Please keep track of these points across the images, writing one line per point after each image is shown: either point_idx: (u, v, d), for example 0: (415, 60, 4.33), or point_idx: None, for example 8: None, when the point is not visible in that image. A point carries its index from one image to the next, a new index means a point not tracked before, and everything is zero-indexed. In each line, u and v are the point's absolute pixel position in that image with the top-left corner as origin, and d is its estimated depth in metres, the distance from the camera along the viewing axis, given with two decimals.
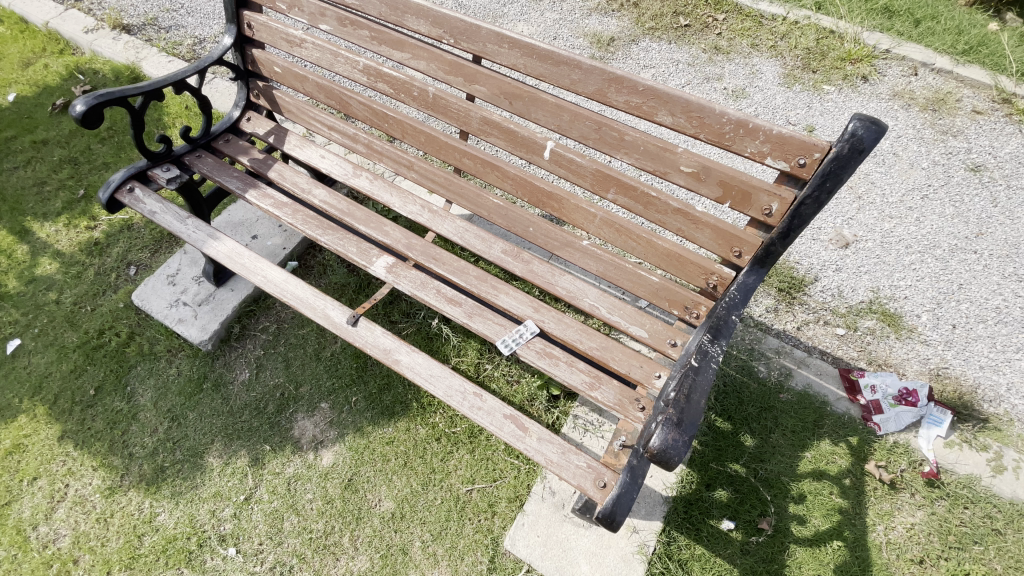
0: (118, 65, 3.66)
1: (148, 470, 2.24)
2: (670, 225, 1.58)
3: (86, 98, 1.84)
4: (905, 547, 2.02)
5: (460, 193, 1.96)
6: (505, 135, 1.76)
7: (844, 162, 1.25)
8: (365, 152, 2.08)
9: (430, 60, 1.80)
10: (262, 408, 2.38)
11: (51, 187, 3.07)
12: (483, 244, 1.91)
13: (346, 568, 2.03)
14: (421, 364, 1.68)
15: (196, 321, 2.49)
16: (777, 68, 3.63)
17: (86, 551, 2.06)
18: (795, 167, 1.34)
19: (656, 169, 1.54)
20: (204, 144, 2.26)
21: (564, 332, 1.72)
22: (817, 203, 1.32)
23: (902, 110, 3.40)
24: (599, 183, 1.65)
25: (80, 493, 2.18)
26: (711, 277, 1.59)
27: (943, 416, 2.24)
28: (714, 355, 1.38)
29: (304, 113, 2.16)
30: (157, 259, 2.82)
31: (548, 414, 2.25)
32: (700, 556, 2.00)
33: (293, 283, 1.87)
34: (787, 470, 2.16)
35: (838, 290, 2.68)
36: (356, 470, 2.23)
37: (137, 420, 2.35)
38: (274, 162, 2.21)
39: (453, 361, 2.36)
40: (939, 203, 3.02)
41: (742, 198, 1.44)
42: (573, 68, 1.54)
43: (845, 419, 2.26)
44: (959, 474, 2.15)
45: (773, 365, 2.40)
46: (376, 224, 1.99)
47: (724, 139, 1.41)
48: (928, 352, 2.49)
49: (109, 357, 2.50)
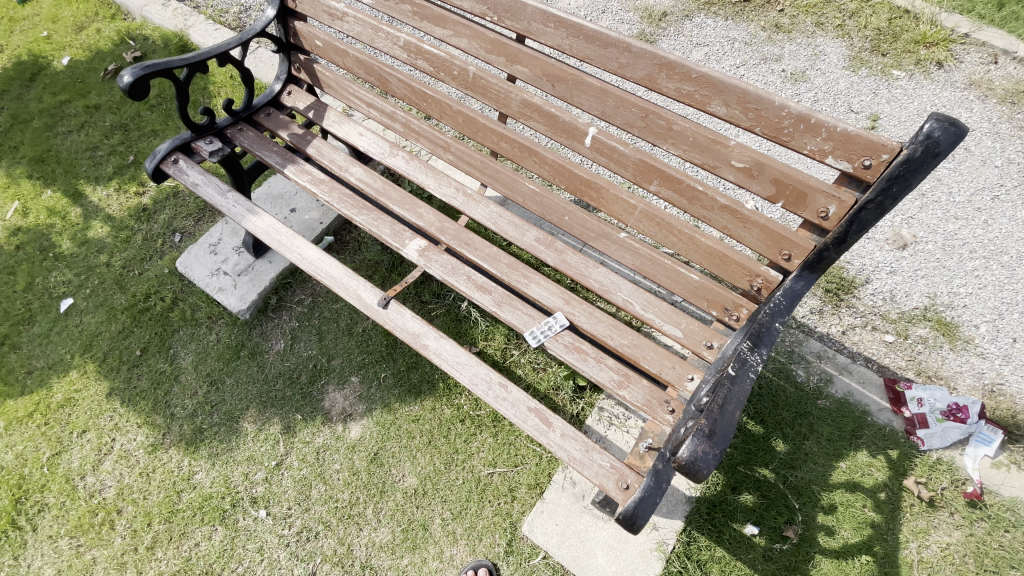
0: (166, 31, 3.72)
1: (188, 430, 2.35)
2: (716, 222, 1.50)
3: (135, 69, 1.87)
4: (938, 567, 1.93)
5: (495, 177, 1.91)
6: (545, 119, 1.69)
7: (915, 166, 1.14)
8: (402, 130, 2.05)
9: (472, 38, 1.74)
10: (296, 378, 2.45)
11: (103, 151, 3.18)
12: (517, 230, 1.87)
13: (368, 538, 2.10)
14: (449, 351, 1.67)
15: (235, 291, 2.57)
16: (842, 49, 3.37)
17: (128, 503, 2.20)
18: (859, 168, 1.24)
19: (705, 162, 1.45)
20: (246, 117, 2.28)
21: (595, 328, 1.68)
22: (880, 209, 1.22)
23: (979, 101, 3.11)
24: (642, 174, 1.57)
25: (125, 448, 2.32)
26: (755, 280, 1.50)
27: (993, 435, 2.11)
28: (754, 364, 1.30)
29: (343, 88, 2.14)
30: (200, 227, 2.90)
31: (573, 404, 2.23)
32: (720, 558, 1.97)
33: (327, 262, 1.88)
34: (818, 479, 2.09)
35: (890, 294, 2.52)
36: (382, 445, 2.28)
37: (178, 382, 2.47)
38: (313, 137, 2.20)
39: (480, 344, 2.37)
40: (1012, 205, 2.77)
41: (796, 198, 1.34)
42: (621, 51, 1.46)
43: (885, 430, 2.16)
44: (1003, 497, 2.03)
45: (813, 369, 2.30)
46: (411, 205, 1.97)
47: (782, 134, 1.31)
48: (983, 366, 2.33)
49: (154, 320, 2.61)
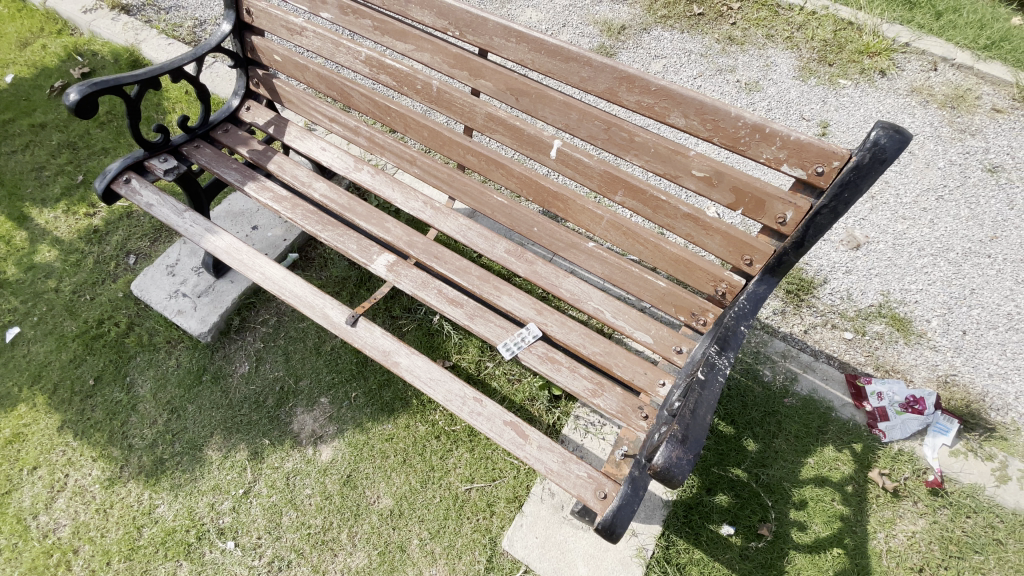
0: (117, 46, 3.58)
1: (148, 462, 2.24)
2: (680, 230, 1.53)
3: (82, 87, 1.79)
4: (905, 555, 2.02)
5: (463, 190, 1.90)
6: (511, 132, 1.69)
7: (864, 172, 1.20)
8: (366, 145, 2.02)
9: (435, 53, 1.74)
10: (262, 402, 2.37)
11: (50, 171, 3.03)
12: (486, 243, 1.86)
13: (343, 564, 2.03)
14: (421, 367, 1.64)
15: (195, 313, 2.47)
16: (792, 59, 3.52)
17: (85, 542, 2.07)
18: (813, 175, 1.29)
19: (667, 172, 1.48)
20: (202, 134, 2.21)
21: (567, 337, 1.68)
22: (834, 214, 1.27)
23: (920, 107, 3.30)
24: (607, 185, 1.59)
25: (79, 483, 2.19)
26: (720, 284, 1.53)
27: (950, 425, 2.20)
28: (722, 368, 1.33)
29: (304, 103, 2.10)
30: (156, 248, 2.79)
31: (548, 414, 2.23)
32: (699, 560, 1.99)
33: (292, 280, 1.82)
34: (788, 476, 2.15)
35: (847, 293, 2.62)
36: (355, 467, 2.22)
37: (136, 411, 2.35)
38: (274, 153, 2.15)
39: (453, 358, 2.34)
40: (954, 204, 2.94)
41: (755, 205, 1.38)
42: (583, 65, 1.48)
43: (850, 425, 2.23)
44: (963, 483, 2.12)
45: (778, 369, 2.36)
46: (377, 220, 1.94)
47: (739, 144, 1.36)
48: (937, 358, 2.44)
49: (108, 347, 2.48)
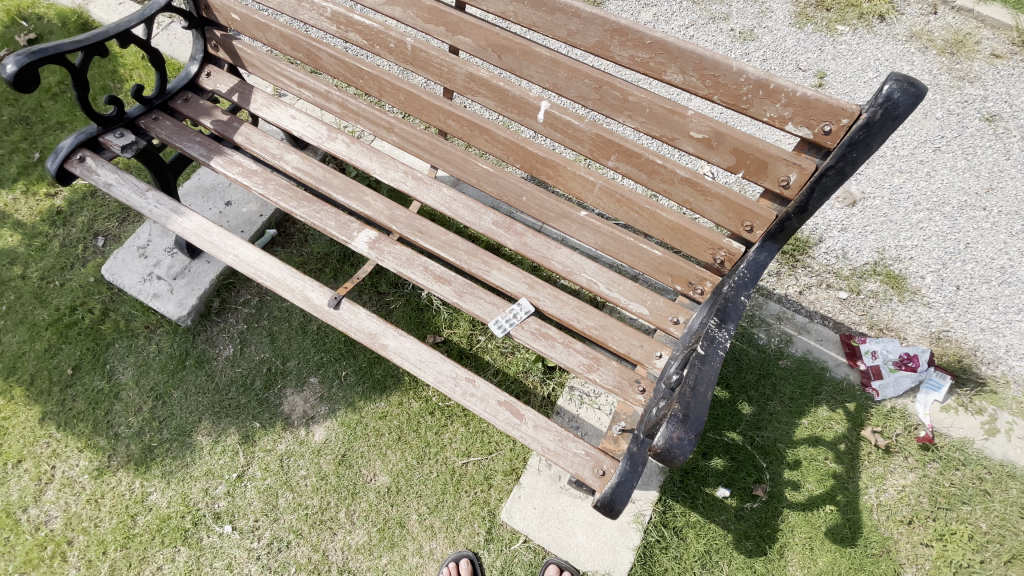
0: (63, 8, 3.30)
1: (136, 450, 2.19)
2: (677, 196, 1.44)
3: (19, 56, 1.62)
4: (896, 509, 2.08)
5: (445, 158, 1.78)
6: (494, 94, 1.57)
7: (875, 130, 1.12)
8: (339, 111, 1.88)
9: (407, 7, 1.59)
10: (250, 384, 2.32)
11: (3, 149, 2.83)
12: (472, 214, 1.76)
13: (343, 542, 2.03)
14: (410, 349, 1.57)
15: (172, 296, 2.37)
16: (788, 5, 3.34)
17: (79, 532, 2.05)
18: (819, 134, 1.21)
19: (663, 134, 1.38)
20: (160, 105, 2.04)
21: (560, 311, 1.62)
22: (841, 175, 1.21)
23: (919, 54, 3.17)
24: (599, 149, 1.49)
25: (67, 475, 2.15)
26: (718, 252, 1.46)
27: (942, 381, 2.21)
28: (722, 341, 1.27)
29: (269, 67, 1.94)
30: (125, 228, 2.64)
31: (543, 385, 2.20)
32: (695, 523, 2.02)
33: (268, 261, 1.72)
34: (783, 437, 2.16)
35: (843, 252, 2.57)
36: (349, 446, 2.20)
37: (119, 399, 2.29)
38: (240, 124, 2.00)
39: (444, 333, 2.28)
40: (951, 156, 2.87)
41: (757, 167, 1.30)
42: (571, 17, 1.35)
43: (844, 384, 2.24)
44: (952, 438, 2.16)
45: (773, 331, 2.34)
46: (356, 193, 1.82)
47: (740, 102, 1.26)
48: (930, 315, 2.42)
49: (84, 335, 2.39)
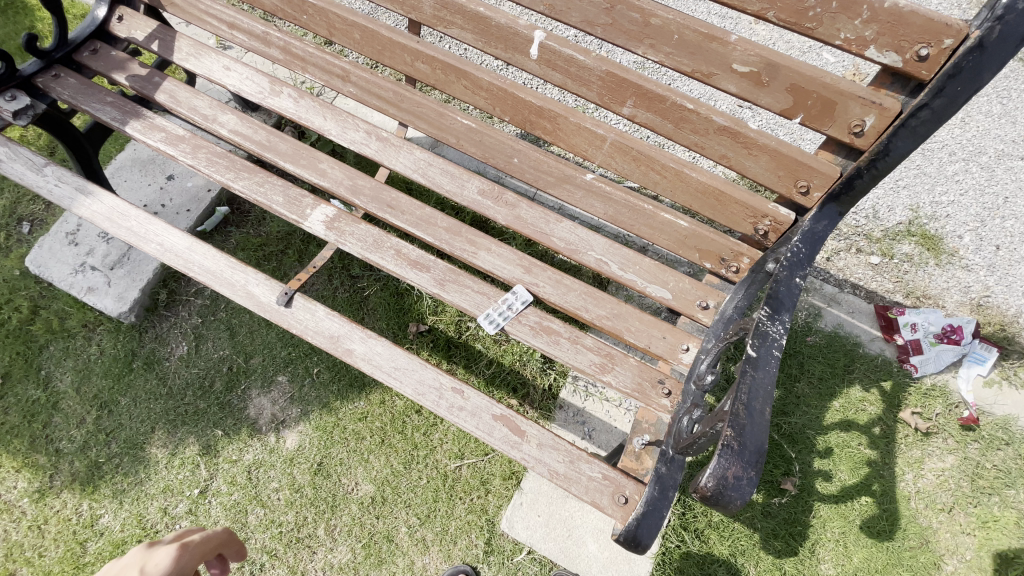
0: None
1: (81, 468, 1.92)
2: (711, 151, 1.13)
3: None
4: (935, 495, 1.88)
5: (415, 112, 1.42)
6: (473, 24, 1.22)
7: (990, 54, 0.82)
8: (282, 58, 1.52)
9: None
10: (209, 387, 2.03)
11: None
12: (453, 182, 1.43)
13: (324, 561, 1.80)
14: (383, 355, 1.29)
15: (111, 290, 2.04)
16: None
17: (20, 565, 1.79)
18: (910, 62, 0.90)
19: (696, 69, 1.06)
20: (62, 58, 1.65)
21: (563, 298, 1.34)
22: (936, 118, 0.90)
23: None
24: (611, 92, 1.16)
25: (3, 499, 1.88)
26: (761, 221, 1.17)
27: (987, 354, 1.98)
28: (777, 338, 0.98)
29: (192, 5, 1.56)
30: (54, 211, 2.28)
31: (543, 376, 1.92)
32: (717, 523, 1.81)
33: (201, 250, 1.39)
34: (812, 423, 1.94)
35: (872, 211, 2.27)
36: (326, 453, 1.93)
37: (59, 410, 1.99)
38: (162, 79, 1.63)
39: (429, 321, 1.99)
40: (988, 99, 2.56)
41: (821, 109, 1.00)
42: None
43: (879, 361, 2.00)
44: (997, 416, 1.95)
45: (800, 305, 2.08)
46: (308, 161, 1.49)
47: (804, 19, 0.94)
48: (969, 280, 2.16)
49: (12, 338, 2.07)
